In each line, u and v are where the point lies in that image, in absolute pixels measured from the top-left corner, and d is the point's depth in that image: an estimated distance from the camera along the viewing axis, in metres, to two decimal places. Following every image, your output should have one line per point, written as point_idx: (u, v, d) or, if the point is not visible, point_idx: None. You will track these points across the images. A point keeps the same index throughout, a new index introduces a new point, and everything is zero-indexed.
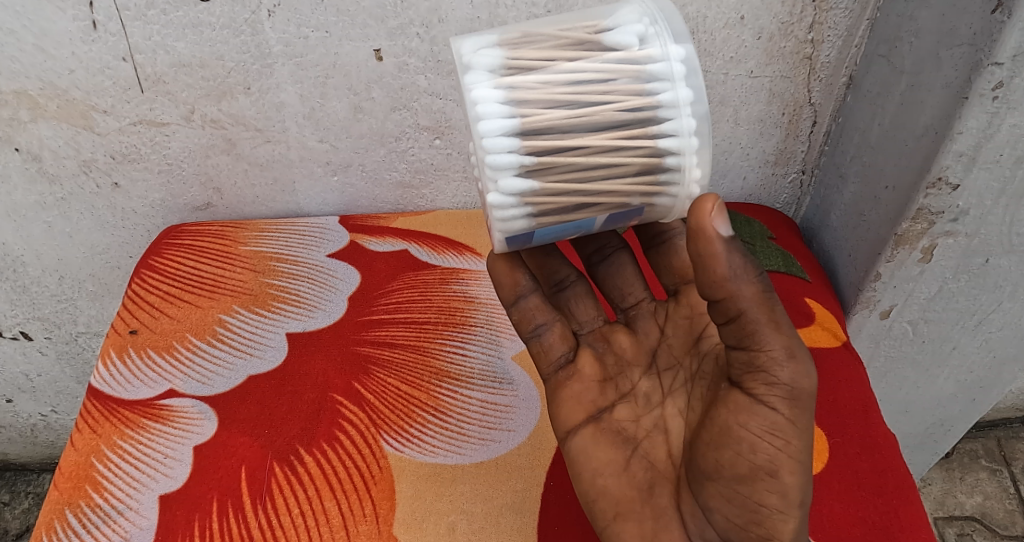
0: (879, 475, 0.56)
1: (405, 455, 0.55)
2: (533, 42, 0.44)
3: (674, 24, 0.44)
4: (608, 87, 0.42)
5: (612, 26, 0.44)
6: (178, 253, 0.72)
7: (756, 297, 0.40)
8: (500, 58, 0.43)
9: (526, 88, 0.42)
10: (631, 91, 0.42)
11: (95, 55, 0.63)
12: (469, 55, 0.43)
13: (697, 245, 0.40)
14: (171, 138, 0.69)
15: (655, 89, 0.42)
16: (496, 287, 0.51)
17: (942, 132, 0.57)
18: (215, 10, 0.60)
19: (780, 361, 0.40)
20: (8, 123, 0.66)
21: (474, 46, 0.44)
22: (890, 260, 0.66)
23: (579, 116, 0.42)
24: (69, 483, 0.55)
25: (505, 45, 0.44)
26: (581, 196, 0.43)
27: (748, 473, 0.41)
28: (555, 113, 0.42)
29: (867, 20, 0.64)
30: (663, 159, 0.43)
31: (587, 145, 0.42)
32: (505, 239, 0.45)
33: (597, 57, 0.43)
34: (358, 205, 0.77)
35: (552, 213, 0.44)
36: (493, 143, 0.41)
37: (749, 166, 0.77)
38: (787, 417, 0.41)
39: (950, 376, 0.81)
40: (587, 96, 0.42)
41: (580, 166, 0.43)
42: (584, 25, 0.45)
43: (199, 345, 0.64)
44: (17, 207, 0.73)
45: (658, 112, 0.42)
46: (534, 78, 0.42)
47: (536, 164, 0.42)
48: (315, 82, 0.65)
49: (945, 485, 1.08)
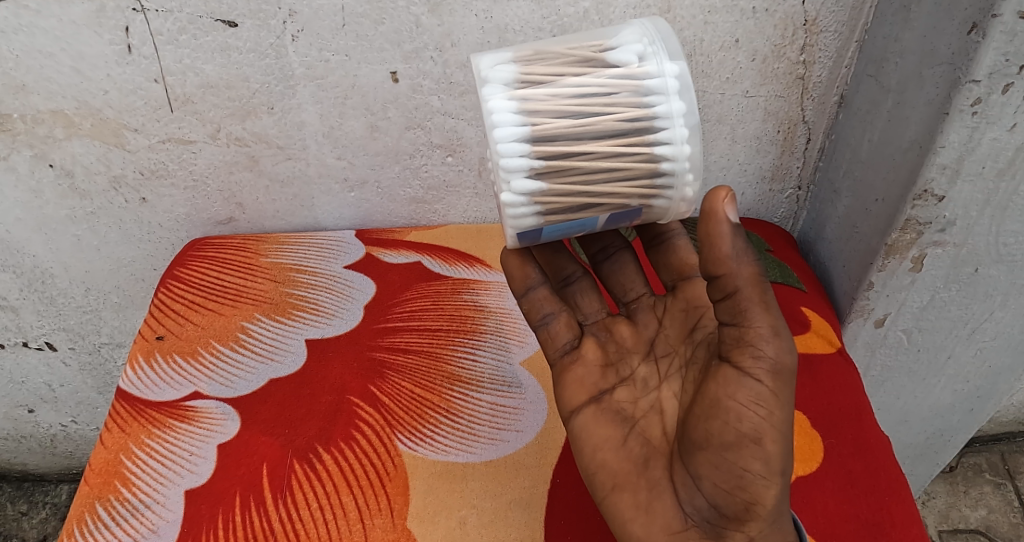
0: (871, 474, 0.58)
1: (419, 453, 0.58)
2: (543, 58, 0.48)
3: (670, 44, 0.47)
4: (610, 99, 0.46)
5: (614, 46, 0.47)
6: (202, 265, 0.75)
7: (752, 277, 0.43)
8: (514, 74, 0.46)
9: (537, 99, 0.46)
10: (630, 103, 0.45)
11: (128, 77, 0.67)
12: (486, 70, 0.47)
13: (708, 225, 0.43)
14: (197, 156, 0.73)
15: (652, 101, 0.46)
16: (508, 280, 0.55)
17: (926, 146, 0.60)
18: (243, 35, 0.65)
19: (765, 336, 0.43)
20: (44, 141, 0.70)
21: (490, 62, 0.47)
22: (882, 269, 0.69)
23: (583, 125, 0.45)
24: (99, 478, 0.58)
25: (519, 61, 0.48)
26: (586, 198, 0.47)
27: (735, 441, 0.44)
28: (563, 121, 0.45)
29: (855, 42, 0.69)
30: (659, 164, 0.46)
31: (592, 152, 0.46)
32: (516, 236, 0.48)
33: (601, 72, 0.46)
34: (373, 219, 0.81)
35: (559, 212, 0.47)
36: (506, 149, 0.45)
37: (747, 181, 0.80)
38: (771, 389, 0.44)
39: (947, 385, 0.83)
40: (592, 107, 0.46)
41: (585, 170, 0.46)
42: (590, 43, 0.48)
43: (223, 350, 0.67)
44: (48, 220, 0.77)
45: (655, 122, 0.46)
46: (545, 91, 0.46)
47: (545, 167, 0.46)
48: (335, 102, 0.69)
49: (949, 498, 1.09)
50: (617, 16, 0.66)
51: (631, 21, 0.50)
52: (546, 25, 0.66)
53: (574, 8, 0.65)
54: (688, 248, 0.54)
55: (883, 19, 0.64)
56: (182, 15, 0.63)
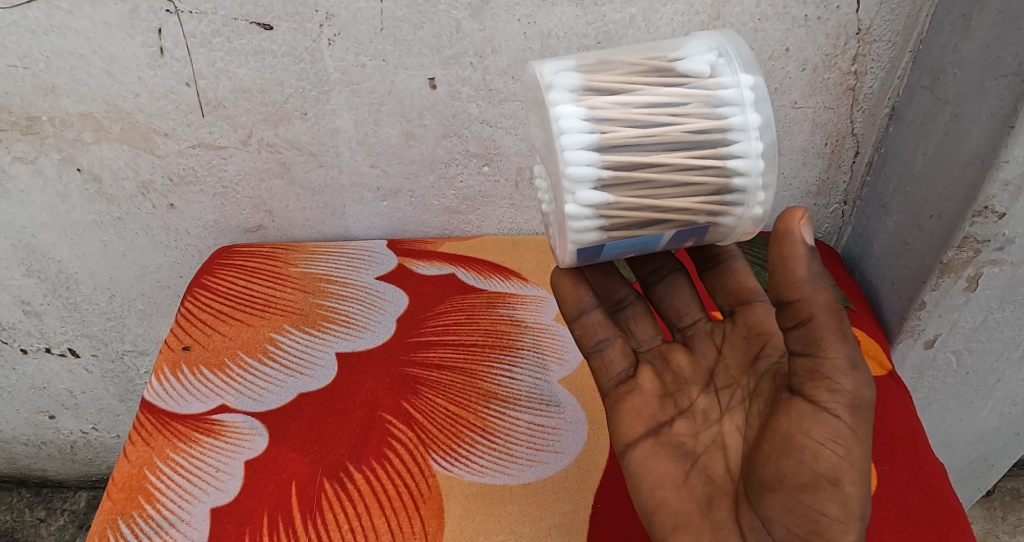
0: (929, 503, 0.55)
1: (454, 474, 0.56)
2: (609, 68, 0.46)
3: (743, 55, 0.46)
4: (681, 110, 0.44)
5: (683, 57, 0.46)
6: (229, 273, 0.73)
7: (827, 304, 0.42)
8: (580, 80, 0.45)
9: (607, 106, 0.44)
10: (701, 115, 0.44)
11: (160, 80, 0.65)
12: (550, 76, 0.45)
13: (782, 247, 0.42)
14: (227, 162, 0.71)
15: (725, 112, 0.44)
16: (559, 302, 0.53)
17: (988, 161, 0.57)
18: (278, 38, 0.63)
19: (843, 369, 0.42)
20: (72, 144, 0.69)
21: (552, 68, 0.46)
22: (935, 288, 0.65)
23: (653, 136, 0.44)
24: (122, 493, 0.56)
25: (583, 70, 0.46)
26: (653, 212, 0.45)
27: (810, 482, 0.42)
28: (632, 129, 0.44)
29: (910, 52, 0.66)
30: (730, 179, 0.45)
31: (661, 163, 0.44)
32: (575, 251, 0.46)
33: (671, 83, 0.45)
34: (405, 229, 0.79)
35: (622, 228, 0.46)
36: (573, 156, 0.43)
37: (791, 196, 0.77)
38: (849, 426, 0.42)
39: (994, 408, 0.80)
40: (663, 115, 0.44)
41: (654, 182, 0.44)
42: (657, 52, 0.47)
43: (251, 362, 0.65)
44: (75, 225, 0.75)
45: (727, 133, 0.44)
46: (614, 98, 0.44)
47: (614, 176, 0.44)
48: (369, 108, 0.68)
49: (987, 524, 1.05)
50: (664, 23, 0.64)
51: (696, 33, 0.49)
52: (590, 32, 0.64)
53: (620, 14, 0.63)
54: (745, 271, 0.53)
55: (940, 28, 0.62)
56: (216, 17, 0.61)
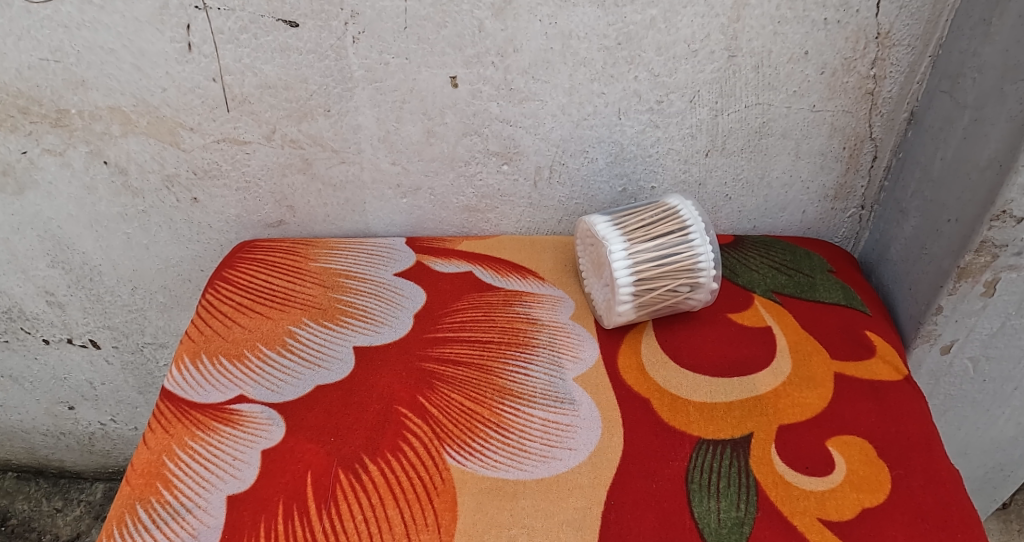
0: (943, 507, 0.53)
1: (468, 468, 0.56)
2: (630, 227, 0.65)
3: (692, 207, 0.66)
4: (667, 247, 0.64)
5: (672, 210, 0.66)
6: (251, 267, 0.74)
7: None
8: (616, 238, 0.64)
9: (639, 248, 0.63)
10: (675, 245, 0.64)
11: (187, 75, 0.67)
12: (604, 238, 0.64)
13: None
14: (251, 156, 0.73)
15: (689, 239, 0.64)
16: None
17: (1006, 165, 0.57)
18: (304, 36, 0.64)
19: None
20: (100, 137, 0.71)
21: (604, 229, 0.66)
22: (953, 292, 0.65)
23: (660, 272, 0.63)
24: (141, 479, 0.57)
25: (615, 228, 0.66)
26: (668, 305, 0.66)
27: None
28: (650, 260, 0.63)
29: (928, 57, 0.66)
30: (698, 275, 0.64)
31: (666, 276, 0.63)
32: (619, 320, 0.65)
33: (661, 230, 0.64)
34: (424, 227, 0.79)
35: (646, 305, 0.65)
36: (619, 284, 0.63)
37: (808, 199, 0.76)
38: None
39: (1011, 418, 0.80)
40: (668, 247, 0.63)
41: (664, 290, 0.64)
42: (656, 204, 0.68)
43: (269, 354, 0.66)
44: (100, 217, 0.77)
45: (698, 258, 0.64)
46: (641, 240, 0.64)
47: (643, 290, 0.64)
48: (392, 106, 0.69)
49: (1003, 537, 1.04)
50: (684, 25, 0.64)
51: (674, 198, 0.68)
52: (611, 33, 0.64)
53: (641, 16, 0.63)
54: None
55: (960, 33, 0.62)
56: (244, 13, 0.63)
